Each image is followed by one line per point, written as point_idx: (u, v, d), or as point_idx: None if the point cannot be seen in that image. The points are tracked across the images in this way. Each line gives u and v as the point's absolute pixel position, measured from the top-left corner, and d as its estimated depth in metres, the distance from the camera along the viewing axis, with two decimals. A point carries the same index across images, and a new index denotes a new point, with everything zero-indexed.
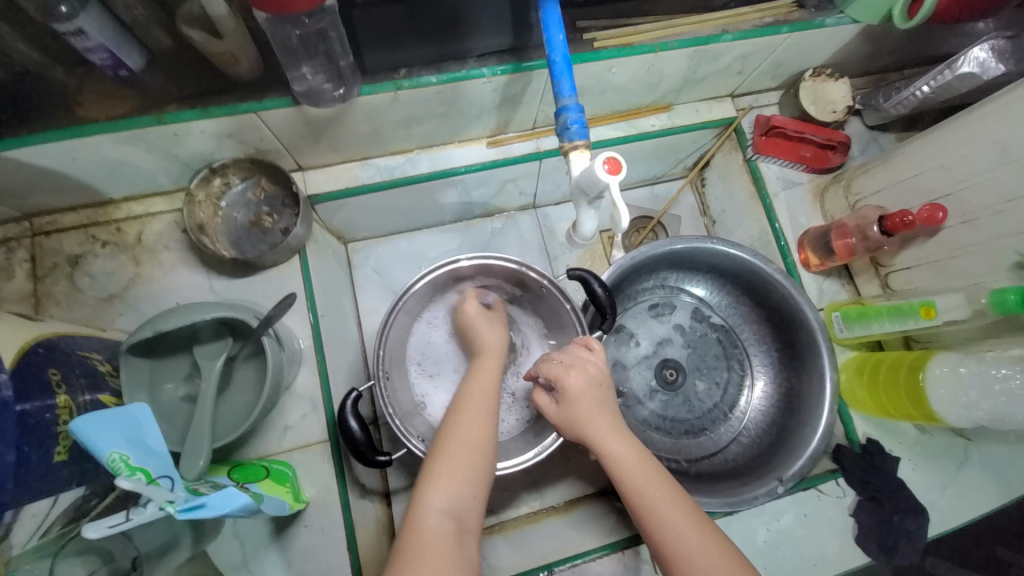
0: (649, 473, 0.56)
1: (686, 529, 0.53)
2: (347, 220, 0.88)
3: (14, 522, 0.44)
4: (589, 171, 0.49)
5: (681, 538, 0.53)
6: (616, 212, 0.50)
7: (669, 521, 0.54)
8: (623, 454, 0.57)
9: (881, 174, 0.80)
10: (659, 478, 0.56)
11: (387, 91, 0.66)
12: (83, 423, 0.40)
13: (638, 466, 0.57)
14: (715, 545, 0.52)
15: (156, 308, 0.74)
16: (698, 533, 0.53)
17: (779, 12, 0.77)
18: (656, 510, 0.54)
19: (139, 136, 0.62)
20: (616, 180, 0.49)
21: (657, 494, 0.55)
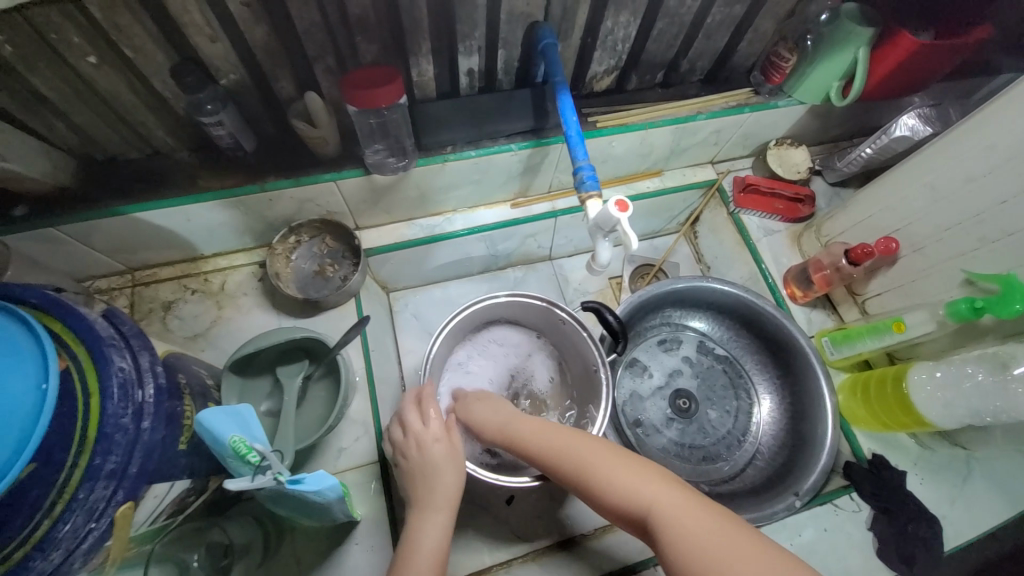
0: (546, 436, 0.64)
1: (592, 459, 0.60)
2: (392, 271, 1.03)
3: (142, 499, 0.49)
4: (604, 210, 0.63)
5: (590, 467, 0.59)
6: (626, 241, 0.63)
7: (576, 459, 0.60)
8: (524, 432, 0.66)
9: (843, 218, 0.96)
10: (556, 432, 0.64)
11: (437, 162, 0.84)
12: (206, 418, 0.49)
13: (538, 432, 0.65)
14: (615, 458, 0.59)
15: (231, 344, 0.87)
16: (601, 457, 0.60)
17: (741, 97, 0.98)
18: (564, 457, 0.61)
19: (242, 201, 0.79)
20: (625, 216, 0.62)
21: (560, 445, 0.62)
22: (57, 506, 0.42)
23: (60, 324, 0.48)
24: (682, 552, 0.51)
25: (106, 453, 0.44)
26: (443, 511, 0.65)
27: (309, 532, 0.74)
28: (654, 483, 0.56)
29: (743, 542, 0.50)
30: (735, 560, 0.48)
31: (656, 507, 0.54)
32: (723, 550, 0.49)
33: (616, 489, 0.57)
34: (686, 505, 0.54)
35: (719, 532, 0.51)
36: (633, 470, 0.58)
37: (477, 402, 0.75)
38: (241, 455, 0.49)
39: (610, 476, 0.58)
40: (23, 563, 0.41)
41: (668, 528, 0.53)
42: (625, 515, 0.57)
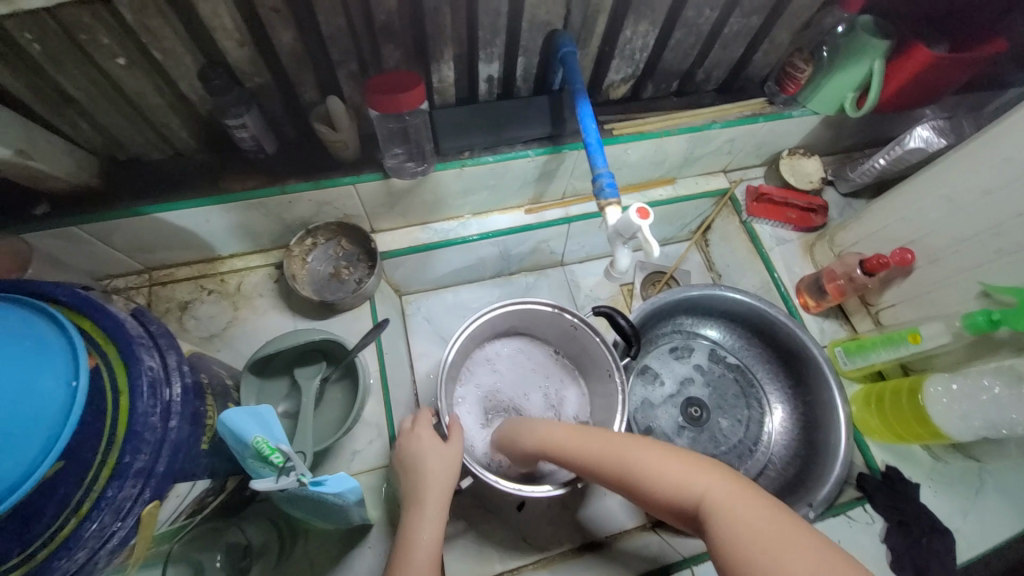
0: (593, 442, 0.68)
1: (639, 459, 0.62)
2: (406, 274, 1.03)
3: (164, 500, 0.48)
4: (625, 217, 0.64)
5: (636, 466, 0.62)
6: (648, 247, 0.63)
7: (623, 459, 0.63)
8: (569, 440, 0.69)
9: (856, 228, 0.96)
10: (603, 437, 0.68)
11: (455, 168, 0.84)
12: (229, 416, 0.49)
13: (583, 440, 0.69)
14: (662, 454, 0.61)
15: (247, 344, 0.87)
16: (648, 455, 0.62)
17: (756, 107, 0.99)
18: (612, 459, 0.64)
19: (263, 202, 0.80)
20: (646, 224, 0.63)
21: (607, 449, 0.66)
22: (83, 506, 0.42)
23: (90, 323, 0.48)
24: (733, 542, 0.52)
25: (135, 452, 0.44)
26: (428, 505, 0.66)
27: (323, 534, 0.74)
28: (700, 476, 0.58)
29: (792, 531, 0.50)
30: (785, 549, 0.49)
31: (705, 498, 0.56)
32: (772, 538, 0.50)
33: (665, 486, 0.59)
34: (734, 495, 0.55)
35: (768, 520, 0.52)
36: (676, 463, 0.60)
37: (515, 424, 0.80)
38: (264, 455, 0.49)
39: (658, 474, 0.60)
40: (50, 562, 0.41)
41: (717, 519, 0.54)
42: (676, 510, 0.59)
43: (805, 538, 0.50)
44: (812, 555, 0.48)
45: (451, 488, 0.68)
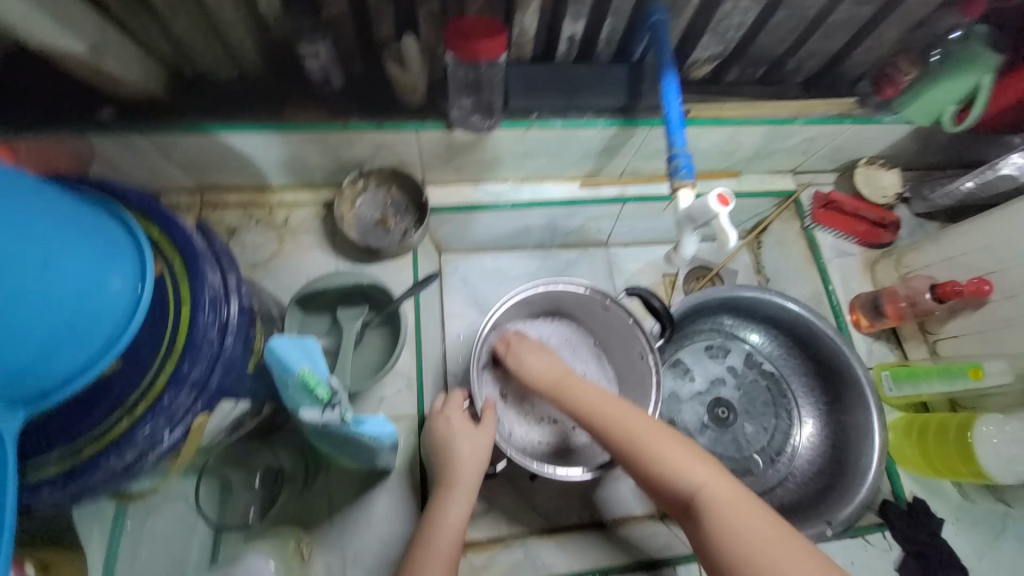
0: (604, 403, 0.67)
1: (650, 438, 0.62)
2: (451, 231, 1.01)
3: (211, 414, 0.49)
4: (703, 201, 0.60)
5: (643, 446, 0.62)
6: (724, 236, 0.61)
7: (630, 436, 0.63)
8: (583, 397, 0.68)
9: (930, 250, 0.90)
10: (614, 403, 0.67)
11: (520, 128, 0.81)
12: (276, 346, 0.50)
13: (596, 402, 0.67)
14: (669, 442, 0.62)
15: (287, 278, 0.88)
16: (657, 439, 0.62)
17: (845, 106, 0.91)
18: (620, 430, 0.64)
19: (324, 137, 0.78)
20: (725, 211, 0.60)
21: (617, 417, 0.65)
22: (137, 408, 0.43)
23: (158, 231, 0.48)
24: (722, 535, 0.56)
25: (193, 362, 0.45)
26: (458, 487, 0.68)
27: (343, 471, 0.75)
28: (703, 469, 0.60)
29: (776, 534, 0.55)
30: (767, 548, 0.54)
31: (702, 492, 0.58)
32: (758, 538, 0.55)
33: (671, 471, 0.60)
34: (730, 493, 0.58)
35: (760, 523, 0.56)
36: (686, 451, 0.61)
37: (534, 352, 0.76)
38: (310, 388, 0.50)
39: (666, 457, 0.61)
40: (98, 457, 0.41)
41: (712, 513, 0.57)
42: (668, 493, 0.61)
43: (787, 541, 0.55)
44: (791, 558, 0.54)
45: (480, 474, 0.71)
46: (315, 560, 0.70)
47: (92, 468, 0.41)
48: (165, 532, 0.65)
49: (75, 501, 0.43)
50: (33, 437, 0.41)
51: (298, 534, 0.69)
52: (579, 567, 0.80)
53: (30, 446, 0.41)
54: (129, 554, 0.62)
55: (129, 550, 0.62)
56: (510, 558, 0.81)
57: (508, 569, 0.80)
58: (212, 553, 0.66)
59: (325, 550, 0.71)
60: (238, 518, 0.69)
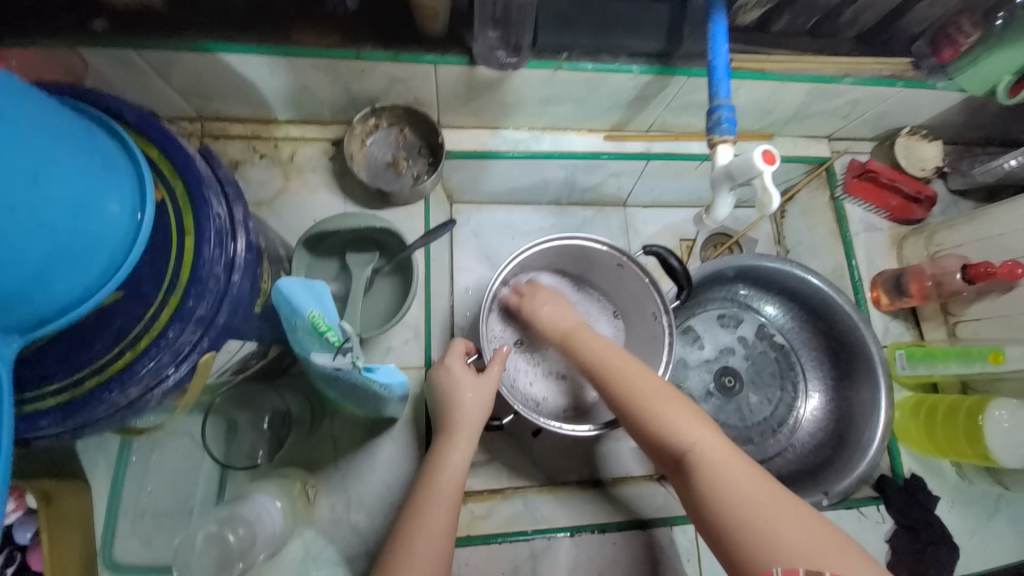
0: (610, 352, 0.67)
1: (650, 390, 0.62)
2: (464, 180, 0.95)
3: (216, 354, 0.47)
4: (746, 157, 0.56)
5: (644, 398, 0.61)
6: (766, 196, 0.56)
7: (631, 387, 0.62)
8: (591, 347, 0.68)
9: (965, 230, 0.87)
10: (620, 354, 0.66)
11: (548, 69, 0.74)
12: (283, 285, 0.47)
13: (601, 352, 0.67)
14: (670, 397, 0.61)
15: (293, 218, 0.84)
16: (657, 393, 0.61)
17: (898, 67, 0.84)
18: (623, 380, 0.63)
19: (335, 65, 0.72)
20: (769, 169, 0.55)
21: (621, 367, 0.64)
22: (142, 341, 0.40)
23: (158, 153, 0.44)
24: (717, 489, 0.54)
25: (199, 297, 0.42)
26: (460, 434, 0.67)
27: (349, 417, 0.74)
28: (701, 427, 0.59)
29: (774, 495, 0.53)
30: (764, 507, 0.52)
31: (699, 447, 0.57)
32: (755, 496, 0.52)
33: (667, 423, 0.59)
34: (727, 452, 0.56)
35: (757, 483, 0.53)
36: (685, 408, 0.60)
37: (550, 303, 0.75)
38: (320, 331, 0.47)
39: (666, 412, 0.60)
40: (100, 390, 0.39)
41: (707, 467, 0.55)
42: (665, 447, 0.59)
43: (786, 503, 0.52)
44: (789, 519, 0.50)
45: (481, 421, 0.69)
46: (319, 501, 0.71)
47: (93, 402, 0.39)
48: (170, 467, 0.68)
49: (77, 434, 0.42)
50: (28, 366, 0.39)
51: (303, 475, 0.70)
52: (579, 521, 0.80)
53: (27, 375, 0.39)
54: (135, 485, 0.66)
55: (134, 482, 0.67)
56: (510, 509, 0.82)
57: (508, 519, 0.80)
58: (217, 489, 0.67)
59: (329, 492, 0.71)
60: (244, 460, 0.69)
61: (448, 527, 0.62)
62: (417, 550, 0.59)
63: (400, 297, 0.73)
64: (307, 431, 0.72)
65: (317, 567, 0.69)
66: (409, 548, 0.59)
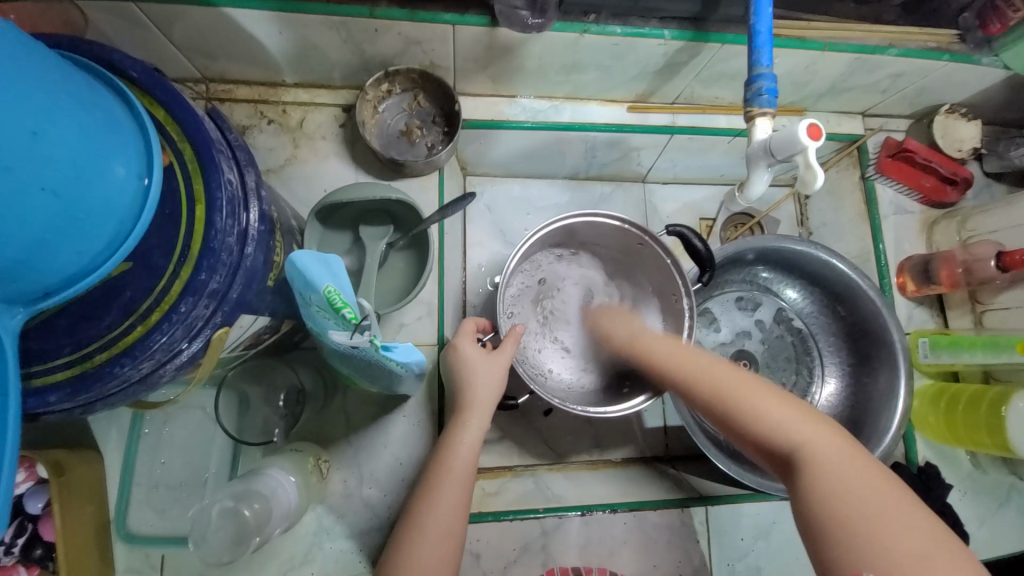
0: (693, 353, 0.62)
1: (746, 385, 0.56)
2: (477, 152, 0.91)
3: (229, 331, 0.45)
4: (790, 132, 0.56)
5: (734, 391, 0.56)
6: (809, 173, 0.57)
7: (719, 382, 0.57)
8: (665, 348, 0.64)
9: (1001, 215, 0.83)
10: (708, 355, 0.62)
11: (573, 32, 0.69)
12: (299, 255, 0.45)
13: (681, 351, 0.63)
14: (770, 392, 0.55)
15: (302, 188, 0.81)
16: (753, 388, 0.56)
17: (944, 39, 0.78)
18: (708, 374, 0.59)
19: (346, 23, 0.67)
20: (814, 145, 0.56)
21: (706, 364, 0.60)
22: (152, 315, 0.38)
23: (164, 113, 0.41)
24: (823, 488, 0.47)
25: (212, 271, 0.39)
26: (471, 414, 0.66)
27: (362, 393, 0.73)
28: (810, 424, 0.52)
29: (897, 504, 0.45)
30: (880, 513, 0.44)
31: (808, 445, 0.50)
32: (870, 500, 0.45)
33: (767, 419, 0.53)
34: (840, 453, 0.49)
35: (879, 484, 0.46)
36: (791, 403, 0.54)
37: (617, 316, 0.78)
38: (336, 308, 0.45)
39: (764, 407, 0.54)
40: (110, 365, 0.37)
41: (814, 465, 0.49)
42: (763, 443, 0.53)
43: (909, 513, 0.44)
44: (910, 530, 0.43)
45: (496, 397, 0.68)
46: (332, 476, 0.71)
47: (104, 377, 0.37)
48: (182, 439, 0.67)
49: (88, 408, 0.40)
50: (36, 337, 0.37)
51: (316, 450, 0.69)
52: (589, 500, 0.79)
53: (34, 348, 0.37)
54: (148, 457, 0.66)
55: (147, 454, 0.66)
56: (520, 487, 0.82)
57: (519, 497, 0.79)
58: (230, 463, 0.67)
59: (342, 467, 0.71)
60: (257, 436, 0.68)
61: (461, 506, 0.61)
62: (426, 527, 0.58)
63: (416, 272, 0.72)
64: (320, 406, 0.72)
65: (329, 539, 0.69)
66: (421, 526, 0.59)
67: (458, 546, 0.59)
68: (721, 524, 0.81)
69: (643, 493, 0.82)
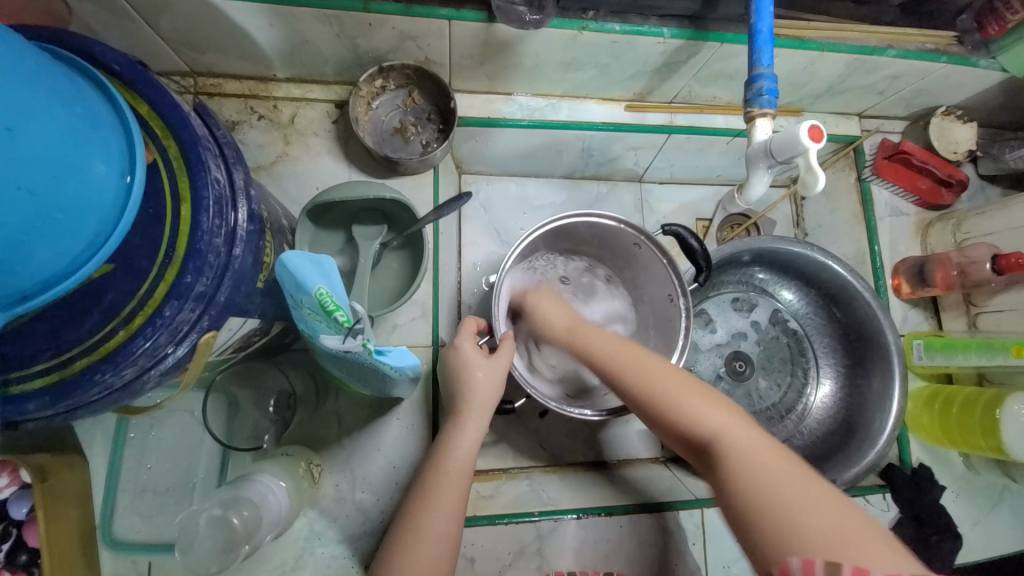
0: (619, 348, 0.61)
1: (667, 381, 0.55)
2: (472, 150, 0.89)
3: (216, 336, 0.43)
4: (793, 133, 0.56)
5: (655, 387, 0.56)
6: (810, 175, 0.57)
7: (644, 376, 0.57)
8: (595, 342, 0.63)
9: (996, 218, 0.83)
10: (631, 349, 0.61)
11: (572, 29, 0.68)
12: (287, 256, 0.43)
13: (610, 345, 0.62)
14: (687, 383, 0.55)
15: (294, 186, 0.79)
16: (674, 382, 0.56)
17: (941, 41, 0.78)
18: (632, 370, 0.58)
19: (339, 17, 0.65)
20: (816, 146, 0.56)
21: (630, 362, 0.59)
22: (135, 320, 0.36)
23: (147, 108, 0.40)
24: (739, 477, 0.47)
25: (198, 273, 0.38)
26: (467, 417, 0.65)
27: (355, 395, 0.72)
28: (723, 412, 0.52)
29: (805, 483, 0.45)
30: (789, 495, 0.44)
31: (724, 437, 0.50)
32: (782, 483, 0.45)
33: (687, 412, 0.53)
34: (753, 438, 0.50)
35: (792, 473, 0.46)
36: (711, 397, 0.54)
37: (547, 300, 0.73)
38: (327, 310, 0.43)
39: (686, 401, 0.54)
40: (91, 372, 0.36)
41: (730, 454, 0.49)
42: (683, 436, 0.53)
43: (817, 491, 0.44)
44: (819, 508, 0.43)
45: (493, 401, 0.67)
46: (324, 480, 0.69)
47: (84, 385, 0.36)
48: (169, 444, 0.66)
49: (68, 416, 0.39)
50: (12, 343, 0.35)
51: (308, 454, 0.68)
52: (584, 503, 0.78)
53: (10, 354, 0.35)
54: (133, 462, 0.65)
55: (133, 459, 0.65)
56: (516, 489, 0.81)
57: (514, 499, 0.79)
58: (219, 469, 0.66)
59: (334, 471, 0.70)
60: (247, 440, 0.66)
61: (457, 511, 0.60)
62: (422, 532, 0.57)
63: (410, 273, 0.71)
64: (311, 409, 0.71)
65: (321, 545, 0.68)
66: (415, 530, 0.57)
67: (453, 551, 0.58)
68: (718, 526, 0.80)
69: (639, 495, 0.81)
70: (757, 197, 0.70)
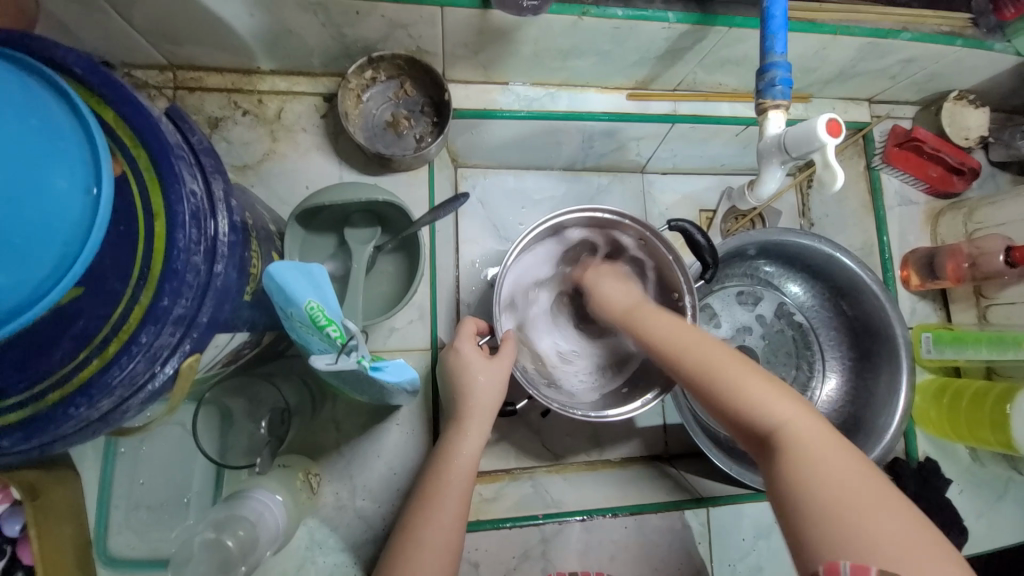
0: (677, 332, 0.58)
1: (732, 368, 0.53)
2: (468, 143, 0.85)
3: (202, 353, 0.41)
4: (810, 128, 0.53)
5: (719, 374, 0.53)
6: (828, 170, 0.55)
7: (704, 359, 0.55)
8: (655, 326, 0.60)
9: (1009, 207, 0.81)
10: (691, 330, 0.58)
11: (573, 14, 0.64)
12: (276, 269, 0.42)
13: (670, 330, 0.59)
14: (751, 370, 0.53)
15: (282, 185, 0.75)
16: (735, 366, 0.53)
17: (957, 23, 0.75)
18: (691, 358, 0.55)
19: (324, 5, 0.61)
20: (834, 141, 0.54)
21: (688, 345, 0.56)
22: (110, 346, 0.34)
23: (113, 114, 0.36)
24: (804, 476, 0.45)
25: (176, 296, 0.36)
26: (469, 421, 0.63)
27: (352, 401, 0.71)
28: (795, 407, 0.49)
29: (876, 493, 0.43)
30: (853, 499, 0.42)
31: (785, 430, 0.48)
32: (848, 487, 0.43)
33: (747, 401, 0.50)
34: (825, 438, 0.47)
35: (856, 471, 0.44)
36: (775, 384, 0.51)
37: (610, 280, 0.72)
38: (319, 326, 0.41)
39: (749, 389, 0.51)
40: (65, 406, 0.33)
41: (796, 453, 0.46)
42: (743, 426, 0.51)
43: (886, 501, 0.42)
44: (884, 517, 0.41)
45: (496, 403, 0.65)
46: (323, 489, 0.68)
47: (58, 420, 0.33)
48: (162, 458, 0.64)
49: (46, 449, 0.36)
50: None
51: (306, 464, 0.67)
52: (589, 504, 0.77)
53: None
54: (125, 479, 0.63)
55: (124, 474, 0.63)
56: (519, 491, 0.80)
57: (517, 502, 0.77)
58: (213, 485, 0.64)
59: (333, 479, 0.69)
60: (242, 456, 0.63)
61: (459, 519, 0.58)
62: (421, 543, 0.55)
63: (405, 277, 0.68)
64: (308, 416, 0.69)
65: (322, 553, 0.67)
66: (415, 541, 0.55)
67: (455, 560, 0.57)
68: (722, 525, 0.80)
69: (643, 495, 0.80)
70: (770, 193, 0.69)
